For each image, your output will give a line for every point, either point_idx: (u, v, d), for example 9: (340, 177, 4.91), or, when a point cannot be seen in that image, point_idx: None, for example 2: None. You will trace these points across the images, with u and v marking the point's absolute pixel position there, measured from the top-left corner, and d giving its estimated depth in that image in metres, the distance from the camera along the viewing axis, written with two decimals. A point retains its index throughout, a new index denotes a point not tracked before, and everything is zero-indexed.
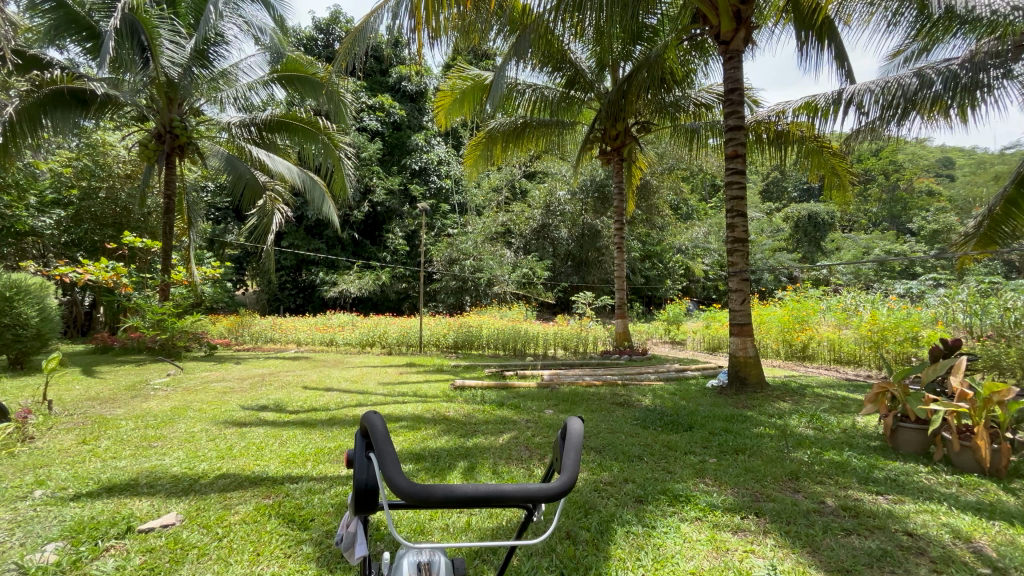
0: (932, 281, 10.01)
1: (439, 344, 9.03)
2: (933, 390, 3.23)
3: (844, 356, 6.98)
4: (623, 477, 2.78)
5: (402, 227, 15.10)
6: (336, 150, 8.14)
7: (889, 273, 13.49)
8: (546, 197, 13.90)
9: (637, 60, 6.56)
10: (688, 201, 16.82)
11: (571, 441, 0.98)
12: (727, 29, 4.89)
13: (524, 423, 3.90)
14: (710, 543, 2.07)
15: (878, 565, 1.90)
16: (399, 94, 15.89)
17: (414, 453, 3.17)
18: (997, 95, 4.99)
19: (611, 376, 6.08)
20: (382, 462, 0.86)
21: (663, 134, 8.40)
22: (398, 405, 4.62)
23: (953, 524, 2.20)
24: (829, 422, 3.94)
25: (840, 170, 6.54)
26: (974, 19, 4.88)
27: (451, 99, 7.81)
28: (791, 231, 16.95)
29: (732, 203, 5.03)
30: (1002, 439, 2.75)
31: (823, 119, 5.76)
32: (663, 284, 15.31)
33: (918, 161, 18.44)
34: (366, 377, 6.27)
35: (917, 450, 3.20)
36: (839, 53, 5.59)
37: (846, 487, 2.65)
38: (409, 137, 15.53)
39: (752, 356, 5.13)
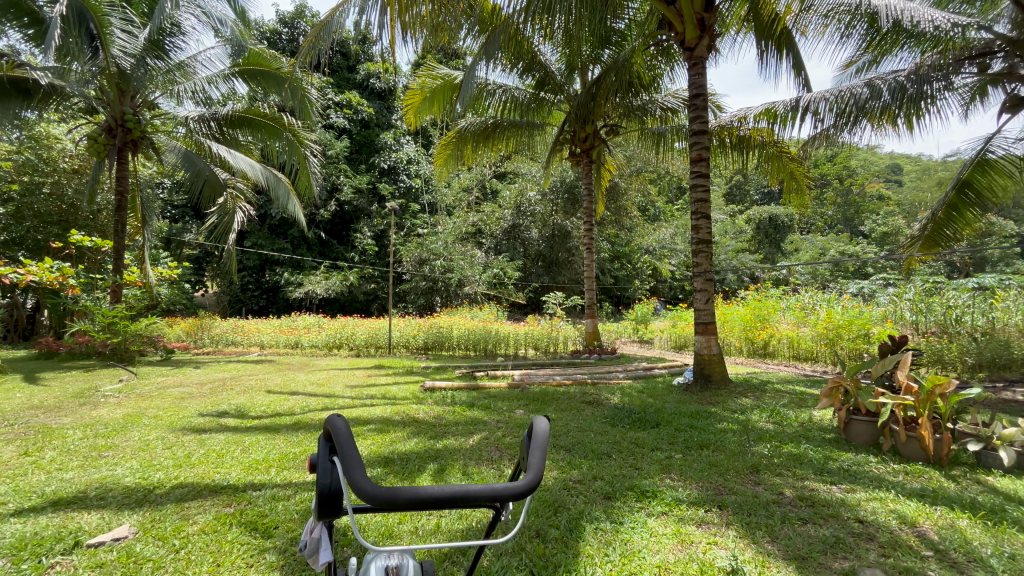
0: (882, 280, 10.56)
1: (409, 346, 8.93)
2: (882, 383, 3.40)
3: (802, 352, 7.29)
4: (592, 474, 2.82)
5: (371, 227, 14.87)
6: (301, 148, 7.92)
7: (843, 273, 14.17)
8: (517, 198, 13.95)
9: (605, 64, 6.65)
10: (655, 203, 17.23)
11: (536, 440, 0.98)
12: (692, 36, 5.04)
13: (494, 424, 3.90)
14: (675, 537, 2.12)
15: (831, 552, 1.99)
16: (367, 91, 15.65)
17: (382, 456, 3.12)
18: (940, 106, 5.30)
19: (580, 376, 6.14)
20: (347, 466, 0.84)
21: (631, 138, 8.56)
22: (367, 408, 4.54)
23: (900, 510, 2.32)
24: (788, 417, 4.10)
25: (798, 175, 6.82)
26: (919, 34, 5.18)
27: (420, 97, 7.74)
28: (753, 233, 17.55)
29: (697, 205, 5.17)
30: (944, 429, 2.93)
31: (782, 125, 5.98)
32: (632, 284, 15.60)
33: (869, 167, 19.50)
34: (333, 380, 6.13)
35: (868, 441, 3.36)
36: (797, 62, 5.82)
37: (803, 478, 2.77)
38: (378, 135, 15.33)
39: (716, 353, 5.28)
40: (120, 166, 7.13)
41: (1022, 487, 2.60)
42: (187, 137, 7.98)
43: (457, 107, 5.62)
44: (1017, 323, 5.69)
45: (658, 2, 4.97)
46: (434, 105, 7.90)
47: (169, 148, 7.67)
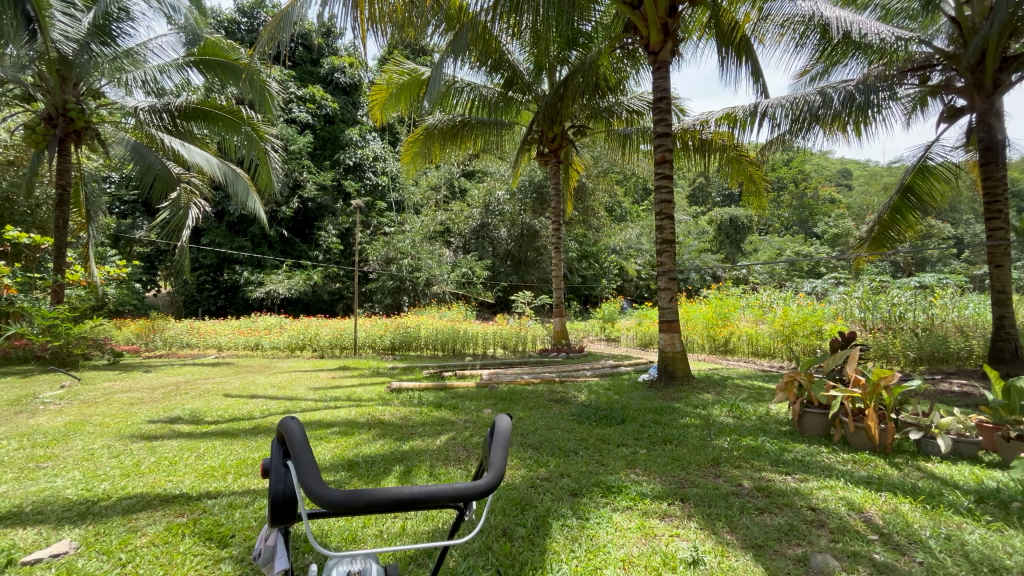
0: (833, 280, 11.09)
1: (375, 346, 8.77)
2: (833, 377, 3.56)
3: (760, 348, 7.57)
4: (559, 472, 2.84)
5: (336, 225, 14.55)
6: (261, 143, 7.66)
7: (798, 273, 14.81)
8: (485, 197, 13.91)
9: (573, 65, 6.70)
10: (621, 204, 17.57)
11: (498, 438, 0.98)
12: (656, 41, 5.14)
13: (462, 424, 3.88)
14: (639, 530, 2.16)
15: (786, 539, 2.07)
16: (331, 86, 15.29)
17: (346, 459, 3.04)
18: (885, 114, 5.61)
19: (548, 374, 6.19)
20: (301, 471, 0.82)
21: (597, 139, 8.66)
22: (330, 410, 4.43)
23: (848, 497, 2.44)
24: (747, 411, 4.26)
25: (757, 178, 7.08)
26: (866, 46, 5.46)
27: (386, 93, 7.61)
28: (715, 233, 18.11)
29: (661, 205, 5.30)
30: (888, 419, 3.11)
31: (742, 129, 6.23)
32: (599, 283, 15.85)
33: (821, 172, 20.54)
34: (296, 382, 5.95)
35: (820, 432, 3.53)
36: (755, 69, 6.04)
37: (760, 469, 2.87)
38: (343, 131, 15.00)
39: (680, 350, 5.43)
40: (62, 157, 6.69)
41: (957, 472, 2.78)
42: (137, 129, 7.58)
43: (425, 103, 5.55)
44: (953, 319, 6.10)
45: (624, 5, 5.05)
46: (400, 102, 7.78)
47: (117, 140, 7.26)
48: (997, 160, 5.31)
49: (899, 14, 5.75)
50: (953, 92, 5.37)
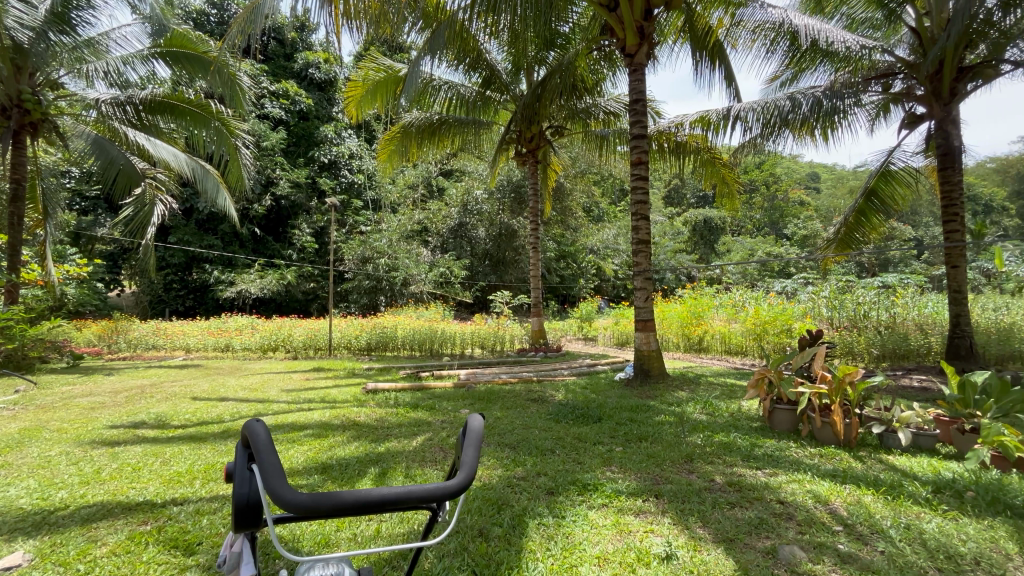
0: (802, 280, 11.43)
1: (351, 347, 8.63)
2: (801, 373, 3.67)
3: (733, 347, 7.75)
4: (536, 471, 2.85)
5: (310, 224, 14.30)
6: (232, 139, 7.45)
7: (769, 273, 15.21)
8: (463, 196, 13.86)
9: (550, 65, 6.73)
10: (599, 204, 17.73)
11: (470, 437, 0.99)
12: (632, 43, 5.19)
13: (438, 424, 3.85)
14: (614, 527, 2.18)
15: (755, 532, 2.13)
16: (305, 82, 15.00)
17: (319, 462, 2.98)
18: (851, 120, 5.81)
19: (526, 373, 6.20)
20: (266, 475, 0.80)
21: (575, 139, 8.71)
22: (303, 412, 4.34)
23: (815, 490, 2.52)
24: (719, 408, 4.36)
25: (729, 179, 7.24)
26: (833, 53, 5.65)
27: (362, 89, 7.48)
28: (690, 234, 18.45)
29: (636, 206, 5.36)
30: (852, 414, 3.23)
31: (715, 132, 6.37)
32: (577, 283, 15.95)
33: (790, 175, 21.17)
34: (267, 384, 5.81)
35: (789, 427, 3.63)
36: (728, 73, 6.17)
37: (732, 465, 2.94)
38: (317, 128, 14.72)
39: (655, 349, 5.52)
40: (16, 151, 6.36)
41: (916, 464, 2.90)
42: (99, 122, 7.28)
43: (401, 101, 5.50)
44: (913, 317, 6.37)
45: (601, 8, 5.10)
46: (376, 99, 7.67)
47: (76, 133, 6.93)
48: (954, 166, 5.55)
49: (864, 24, 5.96)
50: (914, 99, 5.60)
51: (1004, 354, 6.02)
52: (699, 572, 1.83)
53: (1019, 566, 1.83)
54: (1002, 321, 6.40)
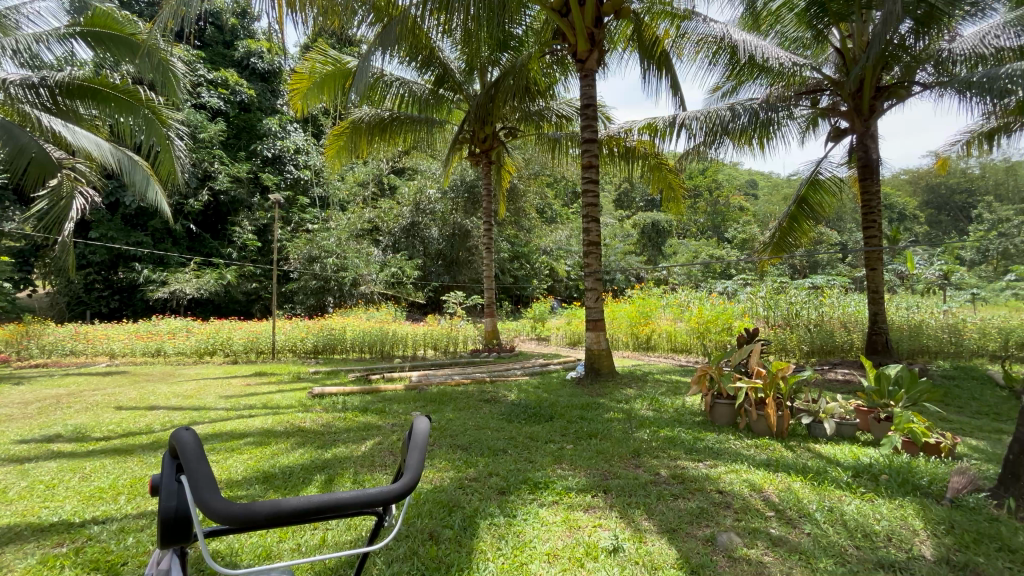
0: (742, 281, 12.10)
1: (296, 350, 8.28)
2: (739, 369, 3.87)
3: (678, 344, 8.10)
4: (487, 471, 2.85)
5: (252, 220, 13.61)
6: (164, 130, 6.94)
7: (712, 274, 15.98)
8: (415, 195, 13.66)
9: (504, 67, 6.76)
10: (552, 206, 17.97)
11: (416, 441, 1.00)
12: (583, 49, 5.31)
13: (389, 427, 3.78)
14: (564, 524, 2.22)
15: (696, 522, 2.23)
16: (247, 71, 14.31)
17: (261, 472, 2.85)
18: (784, 131, 6.21)
19: (479, 374, 6.18)
20: (195, 486, 0.77)
21: (528, 142, 8.78)
22: (244, 420, 4.12)
23: (750, 479, 2.68)
24: (665, 403, 4.54)
25: (675, 185, 7.54)
26: (768, 69, 6.03)
27: (308, 82, 7.19)
28: (639, 237, 19.03)
29: (587, 208, 5.48)
30: (784, 406, 3.46)
31: (662, 138, 6.65)
32: (530, 283, 16.06)
33: (731, 182, 22.41)
34: (204, 390, 5.47)
35: (728, 421, 3.83)
36: (674, 82, 6.43)
37: (676, 458, 3.07)
38: (260, 120, 14.05)
39: (604, 348, 5.67)
40: None
41: (839, 451, 3.15)
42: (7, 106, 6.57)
43: (351, 96, 5.36)
44: (838, 316, 6.90)
45: (553, 13, 5.18)
46: (324, 92, 7.41)
47: None
48: (872, 177, 6.04)
49: (795, 43, 6.38)
50: (839, 115, 6.05)
51: (915, 349, 6.65)
52: (644, 562, 1.90)
53: (923, 540, 2.03)
54: (913, 318, 7.05)
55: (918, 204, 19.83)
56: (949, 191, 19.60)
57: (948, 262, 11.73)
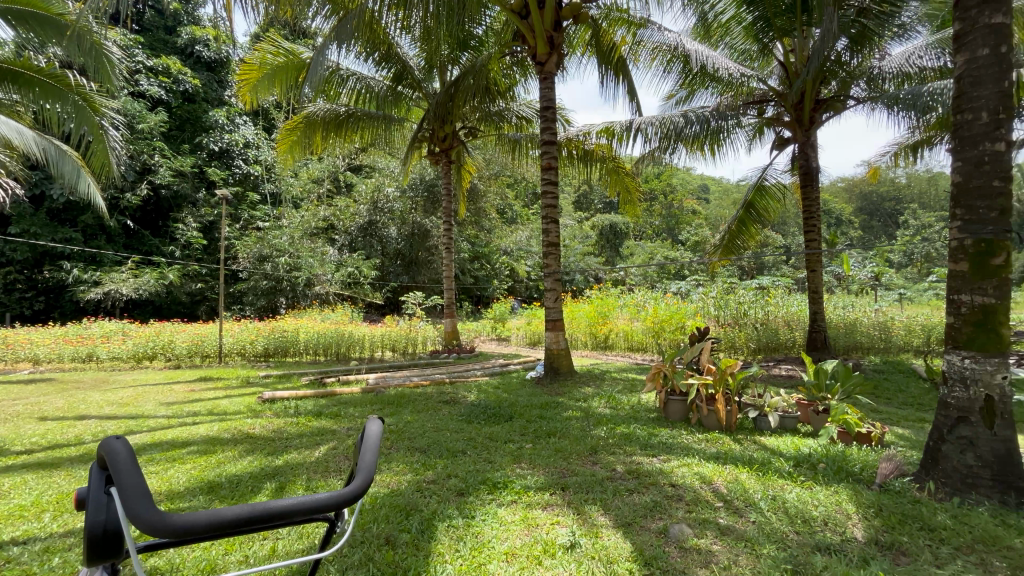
0: (694, 282, 12.58)
1: (245, 353, 7.89)
2: (691, 367, 4.01)
3: (634, 344, 8.31)
4: (446, 473, 2.83)
5: (196, 216, 12.87)
6: (96, 118, 6.47)
7: (666, 275, 16.53)
8: (373, 193, 13.37)
9: (464, 66, 6.73)
10: (512, 207, 18.06)
11: (368, 444, 1.01)
12: (542, 52, 5.36)
13: (344, 432, 3.67)
14: (523, 522, 2.24)
15: (650, 515, 2.30)
16: (191, 59, 13.56)
17: (206, 481, 2.70)
18: (733, 138, 6.50)
19: (439, 375, 6.13)
20: (126, 498, 0.73)
21: (488, 142, 8.78)
22: (186, 428, 3.90)
23: (701, 472, 2.79)
24: (621, 401, 4.65)
25: (631, 187, 7.73)
26: (718, 79, 6.30)
27: (258, 74, 6.88)
28: (597, 238, 19.41)
29: (547, 210, 5.53)
30: (732, 401, 3.63)
31: (619, 142, 6.82)
32: (490, 284, 16.03)
33: (684, 187, 23.27)
34: (142, 398, 5.13)
35: (681, 416, 3.96)
36: (631, 88, 6.61)
37: (630, 454, 3.15)
38: (206, 112, 13.33)
39: (563, 347, 5.75)
40: None
41: (782, 442, 3.34)
42: None
43: (305, 90, 5.22)
44: (782, 314, 7.29)
45: (513, 15, 5.22)
46: (275, 84, 7.10)
47: None
48: (812, 184, 6.40)
49: (743, 55, 6.69)
50: (782, 125, 6.37)
51: (849, 345, 7.14)
52: (600, 557, 1.94)
53: (855, 523, 2.18)
54: (849, 316, 7.56)
55: (853, 210, 21.28)
56: (880, 199, 21.13)
57: (879, 264, 12.63)
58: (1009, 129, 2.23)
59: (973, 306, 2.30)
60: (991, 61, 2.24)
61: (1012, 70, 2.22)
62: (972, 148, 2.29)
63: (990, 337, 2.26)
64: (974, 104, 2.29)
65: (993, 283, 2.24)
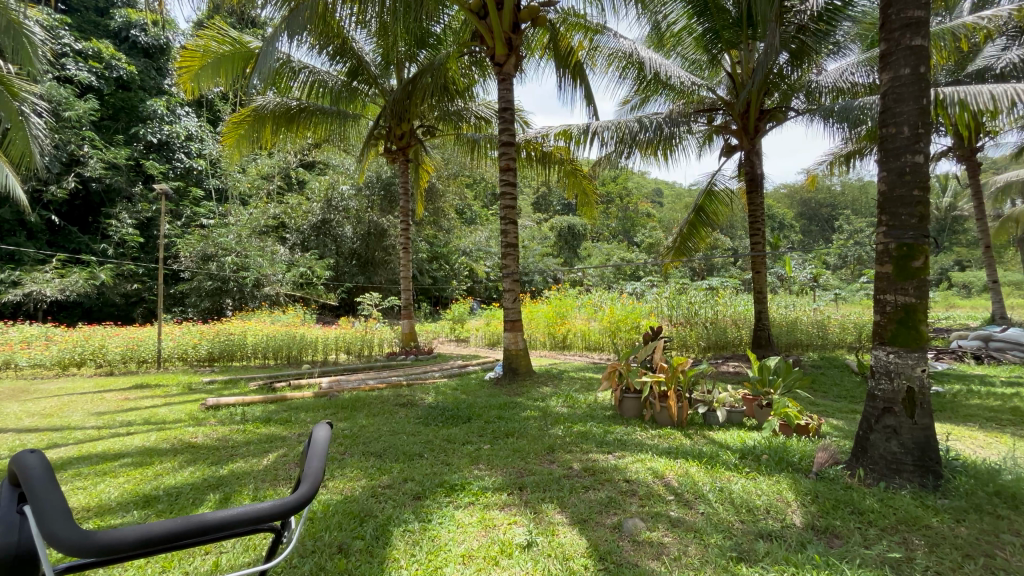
0: (649, 283, 12.94)
1: (187, 358, 7.46)
2: (645, 365, 4.12)
3: (591, 343, 8.47)
4: (402, 477, 2.78)
5: (131, 212, 12.03)
6: (14, 103, 5.89)
7: (623, 276, 16.92)
8: (326, 191, 12.97)
9: (421, 64, 6.64)
10: (471, 207, 17.97)
11: (315, 452, 0.99)
12: (501, 53, 5.38)
13: (294, 438, 3.53)
14: (480, 524, 2.23)
15: (605, 510, 2.36)
16: (126, 45, 12.69)
17: (141, 495, 2.52)
18: (684, 144, 6.74)
19: (395, 378, 6.00)
20: (42, 517, 0.67)
21: (446, 142, 8.71)
22: (119, 438, 3.65)
23: (654, 467, 2.88)
24: (578, 400, 4.73)
25: (589, 190, 7.87)
26: (671, 86, 6.52)
27: (201, 62, 6.50)
28: (556, 239, 19.62)
29: (505, 211, 5.55)
30: (683, 398, 3.77)
31: (576, 145, 6.93)
32: (449, 284, 15.87)
33: (639, 190, 23.93)
34: (69, 408, 4.75)
35: (635, 413, 4.07)
36: (588, 93, 6.74)
37: (587, 451, 3.21)
38: (142, 101, 12.48)
39: (522, 348, 5.77)
40: None
41: (729, 435, 3.49)
42: None
43: (253, 81, 4.99)
44: (729, 314, 7.63)
45: (472, 14, 5.20)
46: (219, 74, 6.76)
47: None
48: (757, 190, 6.72)
49: (694, 64, 6.95)
50: (730, 133, 6.65)
51: (790, 342, 7.59)
52: (556, 554, 1.96)
53: (794, 509, 2.31)
54: (790, 315, 8.01)
55: (794, 215, 22.54)
56: (818, 205, 22.56)
57: (817, 266, 13.47)
58: (927, 143, 2.43)
59: (897, 305, 2.49)
60: (912, 79, 2.43)
61: (929, 89, 2.42)
62: (896, 159, 2.49)
63: (910, 334, 2.45)
64: (897, 119, 2.48)
65: (914, 284, 2.44)
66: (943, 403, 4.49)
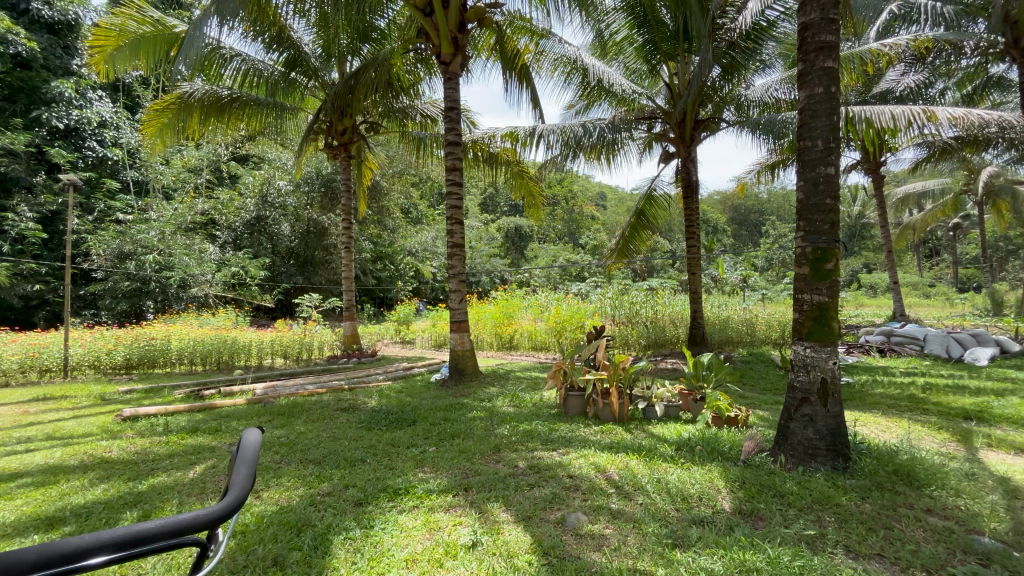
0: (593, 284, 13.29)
1: (99, 365, 6.78)
2: (588, 363, 4.22)
3: (537, 343, 8.59)
4: (343, 484, 2.69)
5: (32, 204, 10.81)
6: None
7: (568, 277, 17.25)
8: (261, 186, 12.27)
9: (364, 57, 6.45)
10: (416, 206, 17.64)
11: (244, 457, 0.95)
12: (447, 51, 5.32)
13: (225, 449, 3.31)
14: (424, 527, 2.20)
15: (550, 506, 2.40)
16: (25, 18, 11.41)
17: (43, 518, 2.27)
18: (626, 149, 6.99)
19: (337, 382, 5.79)
20: None
21: (390, 139, 8.51)
22: (16, 457, 3.26)
23: (596, 462, 2.96)
24: (524, 399, 4.78)
25: (535, 191, 7.97)
26: (614, 94, 6.75)
27: (117, 42, 5.94)
28: (502, 240, 19.65)
29: (451, 210, 5.50)
30: (624, 394, 3.91)
31: (523, 148, 6.99)
32: (395, 284, 15.49)
33: (583, 194, 24.48)
34: None
35: (579, 410, 4.17)
36: (534, 96, 6.83)
37: (532, 449, 3.26)
38: (46, 81, 11.27)
39: (468, 348, 5.76)
40: None
41: (666, 429, 3.66)
42: None
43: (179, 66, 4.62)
44: (667, 313, 8.00)
45: (417, 10, 5.12)
46: (138, 56, 6.22)
47: None
48: (692, 195, 7.09)
49: (635, 73, 7.23)
50: (668, 140, 6.98)
51: (721, 340, 8.05)
52: (500, 552, 1.98)
53: (724, 496, 2.47)
54: (722, 314, 8.51)
55: (726, 220, 23.96)
56: (747, 211, 24.12)
57: (746, 268, 14.38)
58: (837, 156, 2.68)
59: (812, 303, 2.72)
60: (824, 98, 2.67)
61: (839, 107, 2.67)
62: (811, 170, 2.72)
63: (824, 330, 2.69)
64: (812, 133, 2.71)
65: (827, 284, 2.67)
66: (851, 393, 4.94)
